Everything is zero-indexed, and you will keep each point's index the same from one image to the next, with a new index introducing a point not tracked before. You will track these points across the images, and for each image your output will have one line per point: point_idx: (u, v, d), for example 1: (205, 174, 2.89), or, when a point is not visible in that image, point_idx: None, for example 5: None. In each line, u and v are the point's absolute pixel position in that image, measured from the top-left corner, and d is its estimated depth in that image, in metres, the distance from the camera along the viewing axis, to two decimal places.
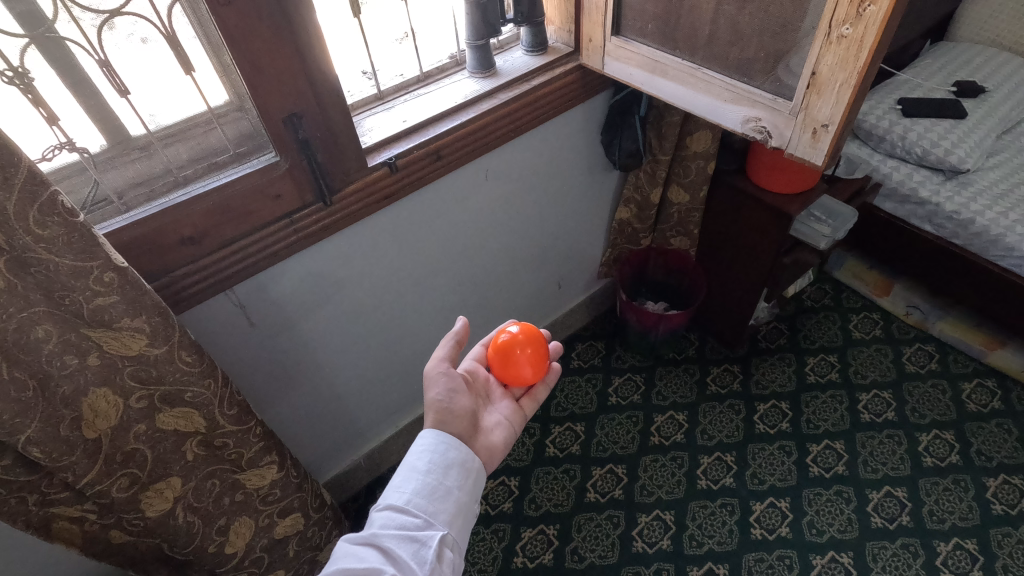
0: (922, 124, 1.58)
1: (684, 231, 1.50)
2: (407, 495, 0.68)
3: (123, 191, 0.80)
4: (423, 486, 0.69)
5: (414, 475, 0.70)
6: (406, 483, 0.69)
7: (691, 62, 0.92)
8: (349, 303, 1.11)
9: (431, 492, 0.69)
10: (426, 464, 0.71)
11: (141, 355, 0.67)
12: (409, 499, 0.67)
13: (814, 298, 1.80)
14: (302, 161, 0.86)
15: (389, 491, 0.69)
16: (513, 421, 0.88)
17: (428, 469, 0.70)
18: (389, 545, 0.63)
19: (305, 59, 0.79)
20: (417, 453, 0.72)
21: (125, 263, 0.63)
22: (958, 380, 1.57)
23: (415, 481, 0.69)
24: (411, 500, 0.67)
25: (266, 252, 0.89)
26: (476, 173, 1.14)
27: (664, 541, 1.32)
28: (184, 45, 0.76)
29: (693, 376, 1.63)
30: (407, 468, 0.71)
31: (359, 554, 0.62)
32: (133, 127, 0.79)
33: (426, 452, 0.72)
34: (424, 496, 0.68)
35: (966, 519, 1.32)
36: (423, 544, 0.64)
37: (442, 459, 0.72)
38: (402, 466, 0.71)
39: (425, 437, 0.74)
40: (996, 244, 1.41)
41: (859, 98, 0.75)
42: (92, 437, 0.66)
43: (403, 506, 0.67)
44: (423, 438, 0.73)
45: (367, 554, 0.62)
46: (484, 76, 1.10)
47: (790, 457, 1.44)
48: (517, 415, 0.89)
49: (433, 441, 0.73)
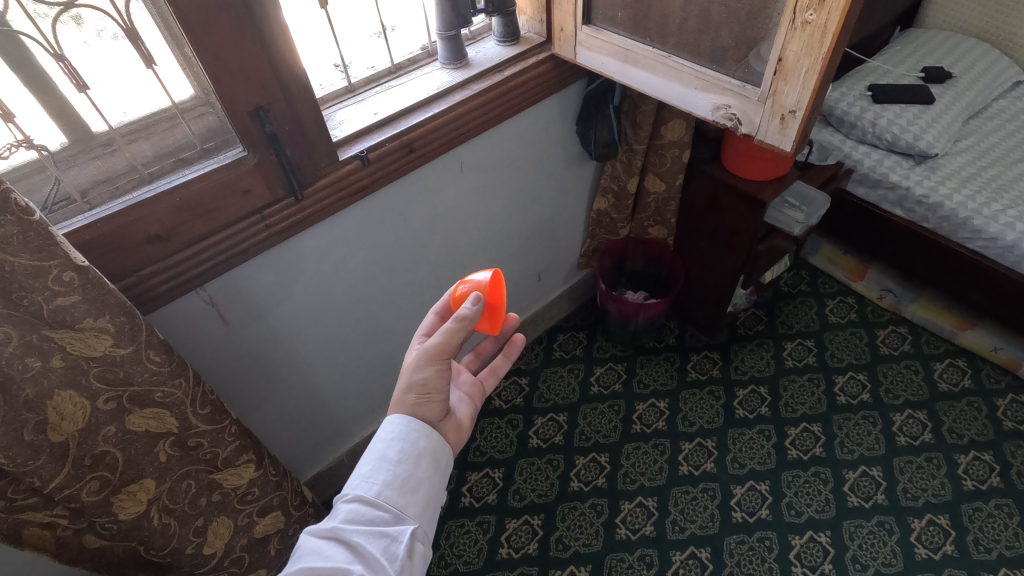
0: (892, 110, 1.60)
1: (662, 220, 1.50)
2: (377, 487, 0.67)
3: (87, 189, 0.78)
4: (391, 480, 0.68)
5: (383, 466, 0.68)
6: (375, 474, 0.68)
7: (661, 50, 0.93)
8: (324, 298, 1.10)
9: (402, 485, 0.68)
10: (396, 455, 0.69)
11: (107, 355, 0.66)
12: (378, 494, 0.67)
13: (791, 284, 1.83)
14: (271, 156, 0.85)
15: (357, 483, 0.68)
16: (473, 397, 0.88)
17: (397, 460, 0.69)
18: (357, 542, 0.64)
19: (271, 53, 0.78)
20: (387, 441, 0.70)
21: (86, 263, 0.63)
22: (930, 361, 1.60)
23: (385, 472, 0.68)
24: (379, 494, 0.67)
25: (236, 249, 0.87)
26: (451, 166, 1.13)
27: (647, 527, 1.34)
28: (144, 39, 0.75)
29: (674, 364, 1.65)
30: (376, 457, 0.69)
31: (326, 553, 0.63)
32: (95, 124, 0.77)
33: (396, 440, 0.70)
34: (395, 488, 0.68)
35: (938, 495, 1.35)
36: (392, 541, 0.65)
37: (413, 448, 0.70)
38: (371, 455, 0.70)
39: (396, 423, 0.71)
40: (964, 227, 1.44)
41: (824, 83, 0.76)
42: (58, 440, 0.64)
43: (372, 499, 0.66)
44: (393, 425, 0.71)
45: (333, 552, 0.63)
46: (457, 67, 1.09)
47: (769, 440, 1.47)
48: (477, 390, 0.89)
49: (404, 428, 0.71)
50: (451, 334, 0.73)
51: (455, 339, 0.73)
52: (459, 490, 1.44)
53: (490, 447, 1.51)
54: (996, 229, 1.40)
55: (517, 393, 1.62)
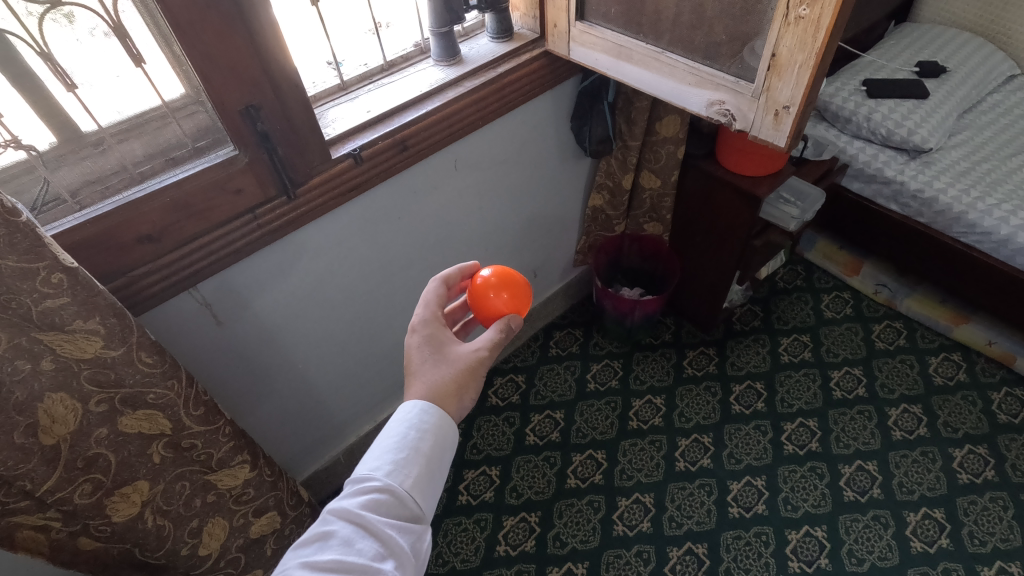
0: (887, 104, 1.60)
1: (657, 217, 1.50)
2: (407, 480, 0.63)
3: (77, 189, 0.77)
4: (422, 474, 0.65)
5: (417, 458, 0.65)
6: (408, 465, 0.64)
7: (655, 46, 0.92)
8: (318, 297, 1.09)
9: (429, 480, 0.66)
10: (429, 449, 0.66)
11: (98, 357, 0.66)
12: (410, 487, 0.63)
13: (787, 280, 1.83)
14: (262, 154, 0.84)
15: (389, 471, 0.63)
16: None
17: (430, 454, 0.66)
18: (389, 537, 0.59)
19: (261, 51, 0.77)
20: (419, 430, 0.66)
21: (75, 264, 0.63)
22: (925, 355, 1.61)
23: (417, 464, 0.65)
24: (412, 488, 0.63)
25: (229, 249, 0.87)
26: (444, 163, 1.13)
27: (644, 524, 1.34)
28: (133, 38, 0.74)
29: (670, 360, 1.65)
30: (409, 448, 0.65)
31: (357, 546, 0.57)
32: (84, 123, 0.76)
33: (428, 431, 0.67)
34: (423, 482, 0.65)
35: (934, 489, 1.36)
36: (417, 539, 0.62)
37: (442, 441, 0.68)
38: (403, 444, 0.65)
39: (428, 413, 0.68)
40: (958, 221, 1.44)
41: (818, 79, 0.76)
42: (50, 443, 0.64)
43: (404, 493, 0.62)
44: (428, 416, 0.67)
45: (365, 544, 0.58)
46: (450, 64, 1.09)
47: (765, 436, 1.47)
48: None
49: (437, 419, 0.68)
50: (486, 354, 0.76)
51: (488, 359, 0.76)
52: (456, 488, 1.44)
53: (487, 445, 1.51)
54: (991, 224, 1.40)
55: (514, 390, 1.61)
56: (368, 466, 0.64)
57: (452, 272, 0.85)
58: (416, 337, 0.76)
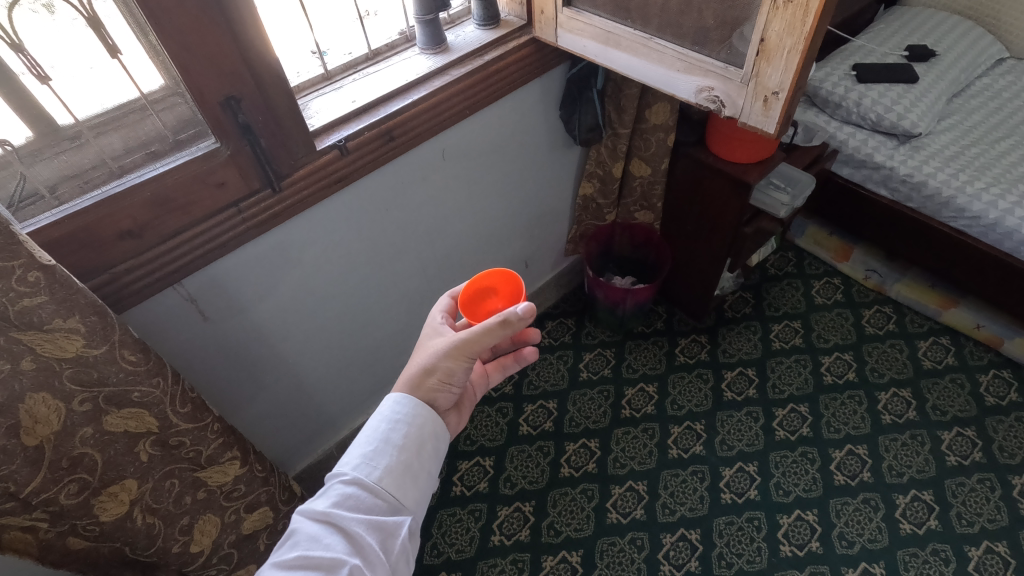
0: (877, 89, 1.60)
1: (648, 205, 1.49)
2: (377, 473, 0.66)
3: (55, 184, 0.75)
4: (394, 466, 0.67)
5: (387, 449, 0.67)
6: (377, 457, 0.66)
7: (643, 32, 0.91)
8: (306, 291, 1.08)
9: (403, 471, 0.67)
10: (400, 440, 0.68)
11: (79, 356, 0.65)
12: (380, 479, 0.65)
13: (778, 267, 1.83)
14: (245, 147, 0.82)
15: (358, 465, 0.66)
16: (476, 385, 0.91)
17: (401, 444, 0.68)
18: (356, 532, 0.62)
19: (240, 41, 0.75)
20: (391, 423, 0.69)
21: (52, 261, 0.61)
22: (914, 339, 1.62)
23: (387, 457, 0.67)
24: (382, 481, 0.66)
25: (213, 244, 0.85)
26: (432, 154, 1.11)
27: (638, 511, 1.35)
28: (108, 28, 0.72)
29: (662, 349, 1.65)
30: (379, 440, 0.67)
31: (324, 541, 0.61)
32: (61, 116, 0.75)
33: (401, 424, 0.69)
34: (395, 475, 0.67)
35: (922, 472, 1.37)
36: (390, 533, 0.64)
37: (416, 434, 0.70)
38: (374, 436, 0.68)
39: (401, 406, 0.70)
40: (947, 206, 1.45)
41: (807, 64, 0.75)
42: (33, 444, 0.63)
43: (373, 487, 0.65)
44: (401, 407, 0.70)
45: (332, 540, 0.61)
46: (436, 52, 1.07)
47: (757, 422, 1.48)
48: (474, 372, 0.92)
49: (409, 412, 0.70)
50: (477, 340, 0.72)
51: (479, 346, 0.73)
52: (450, 479, 1.44)
53: (480, 435, 1.51)
54: (980, 208, 1.40)
55: (507, 380, 1.61)
56: (340, 461, 0.67)
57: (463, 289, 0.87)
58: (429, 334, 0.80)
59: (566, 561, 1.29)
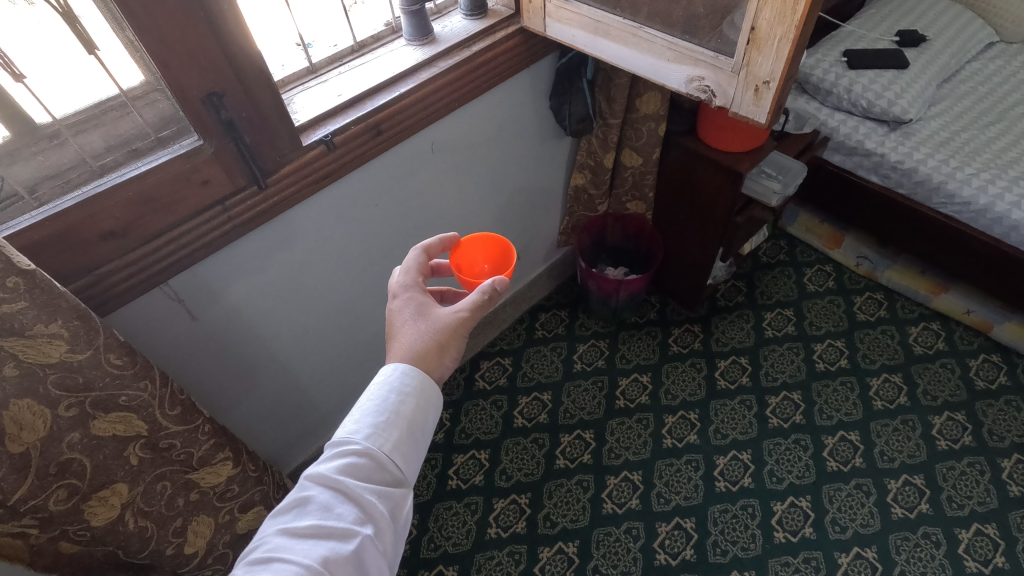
0: (867, 75, 1.59)
1: (640, 195, 1.48)
2: (387, 445, 0.64)
3: (35, 185, 0.74)
4: (403, 438, 0.65)
5: (397, 421, 0.65)
6: (387, 429, 0.64)
7: (632, 21, 0.89)
8: (296, 289, 1.07)
9: (411, 444, 0.66)
10: (411, 413, 0.66)
11: (63, 361, 0.64)
12: (390, 451, 0.64)
13: (770, 254, 1.83)
14: (228, 144, 0.81)
15: (368, 436, 0.63)
16: None
17: (411, 417, 0.66)
18: (367, 502, 0.60)
19: (220, 34, 0.73)
20: (401, 396, 0.66)
21: (32, 265, 0.60)
22: (906, 325, 1.63)
23: (397, 429, 0.65)
24: (393, 453, 0.64)
25: (199, 243, 0.84)
26: (421, 148, 1.10)
27: (633, 501, 1.36)
28: (84, 23, 0.70)
29: (655, 339, 1.65)
30: (389, 411, 0.65)
31: (336, 511, 0.59)
32: (38, 115, 0.73)
33: (410, 396, 0.67)
34: (404, 446, 0.65)
35: (914, 457, 1.39)
36: (397, 503, 0.63)
37: (423, 404, 0.68)
38: (385, 407, 0.65)
39: (409, 378, 0.67)
40: (938, 191, 1.45)
41: (798, 53, 0.74)
42: (19, 451, 0.61)
43: (383, 458, 0.63)
44: (409, 379, 0.67)
45: (343, 510, 0.59)
46: (423, 44, 1.05)
47: (750, 410, 1.49)
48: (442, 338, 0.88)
49: (418, 385, 0.68)
50: (468, 315, 0.73)
51: (470, 320, 0.73)
52: (445, 473, 1.44)
53: (475, 429, 1.51)
54: (970, 194, 1.41)
55: (501, 373, 1.61)
56: (347, 430, 0.64)
57: (434, 241, 0.81)
58: (399, 300, 0.75)
59: (563, 552, 1.30)
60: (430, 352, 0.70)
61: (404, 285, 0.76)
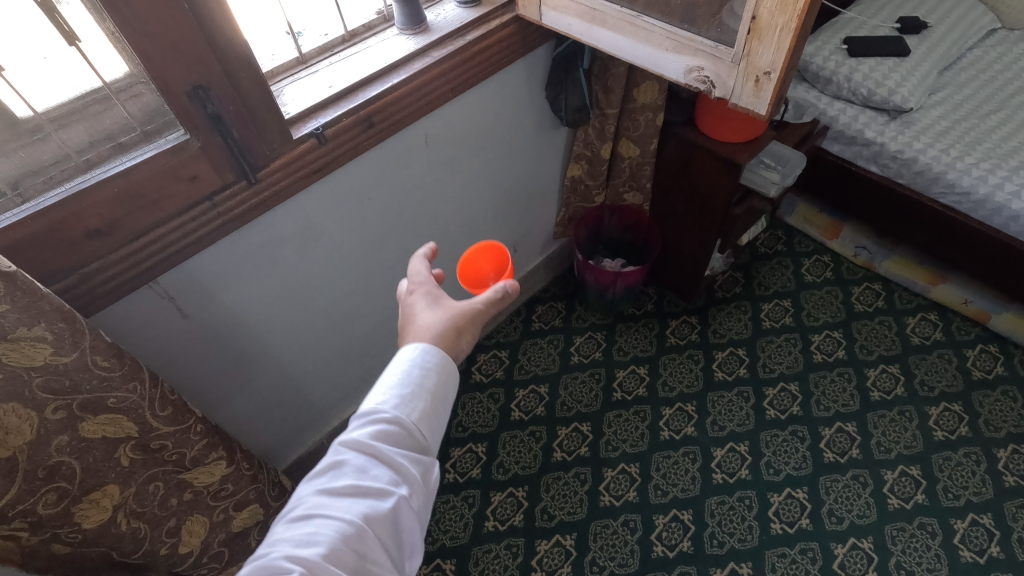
0: (868, 63, 1.57)
1: (637, 185, 1.47)
2: (415, 412, 0.64)
3: (18, 181, 0.72)
4: (430, 410, 0.65)
5: (424, 393, 0.65)
6: (415, 399, 0.65)
7: (630, 10, 0.87)
8: (289, 285, 1.05)
9: (437, 414, 0.66)
10: (435, 385, 0.66)
11: (48, 364, 0.62)
12: (419, 420, 0.64)
13: (767, 245, 1.82)
14: (216, 138, 0.79)
15: (397, 404, 0.64)
16: None
17: (434, 389, 0.66)
18: (399, 464, 0.61)
19: (205, 24, 0.71)
20: (424, 369, 0.66)
21: (13, 267, 0.58)
22: (903, 316, 1.62)
23: (423, 399, 0.65)
24: (421, 420, 0.64)
25: (188, 240, 0.82)
26: (415, 140, 1.08)
27: (631, 493, 1.36)
28: (63, 12, 0.68)
29: (653, 330, 1.65)
30: (414, 384, 0.65)
31: (370, 473, 0.60)
32: (19, 109, 0.71)
33: (433, 368, 0.67)
34: (431, 413, 0.65)
35: (910, 447, 1.39)
36: (427, 467, 0.64)
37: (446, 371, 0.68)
38: (410, 379, 0.65)
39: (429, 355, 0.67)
40: (938, 181, 1.44)
41: (800, 42, 0.72)
42: (5, 455, 0.60)
43: (412, 424, 0.63)
44: (432, 356, 0.67)
45: (377, 472, 0.60)
46: (415, 33, 1.03)
47: (747, 402, 1.48)
48: None
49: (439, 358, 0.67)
50: (482, 308, 0.74)
51: (484, 313, 0.74)
52: (442, 467, 1.43)
53: (471, 422, 1.50)
54: (970, 183, 1.39)
55: (497, 366, 1.60)
56: (375, 399, 0.64)
57: None
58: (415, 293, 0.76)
59: (560, 545, 1.30)
60: (445, 337, 0.70)
61: (419, 277, 0.77)
